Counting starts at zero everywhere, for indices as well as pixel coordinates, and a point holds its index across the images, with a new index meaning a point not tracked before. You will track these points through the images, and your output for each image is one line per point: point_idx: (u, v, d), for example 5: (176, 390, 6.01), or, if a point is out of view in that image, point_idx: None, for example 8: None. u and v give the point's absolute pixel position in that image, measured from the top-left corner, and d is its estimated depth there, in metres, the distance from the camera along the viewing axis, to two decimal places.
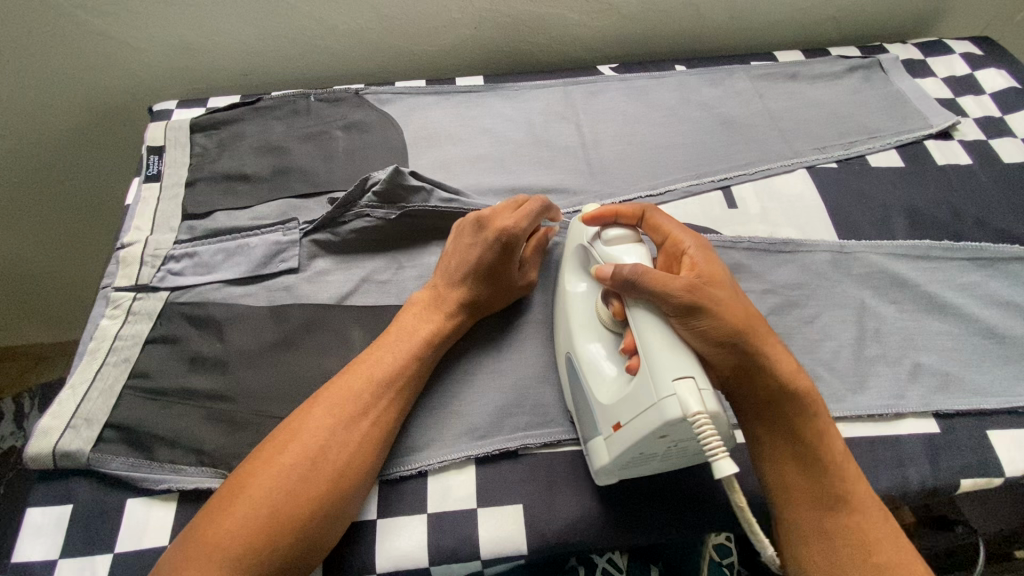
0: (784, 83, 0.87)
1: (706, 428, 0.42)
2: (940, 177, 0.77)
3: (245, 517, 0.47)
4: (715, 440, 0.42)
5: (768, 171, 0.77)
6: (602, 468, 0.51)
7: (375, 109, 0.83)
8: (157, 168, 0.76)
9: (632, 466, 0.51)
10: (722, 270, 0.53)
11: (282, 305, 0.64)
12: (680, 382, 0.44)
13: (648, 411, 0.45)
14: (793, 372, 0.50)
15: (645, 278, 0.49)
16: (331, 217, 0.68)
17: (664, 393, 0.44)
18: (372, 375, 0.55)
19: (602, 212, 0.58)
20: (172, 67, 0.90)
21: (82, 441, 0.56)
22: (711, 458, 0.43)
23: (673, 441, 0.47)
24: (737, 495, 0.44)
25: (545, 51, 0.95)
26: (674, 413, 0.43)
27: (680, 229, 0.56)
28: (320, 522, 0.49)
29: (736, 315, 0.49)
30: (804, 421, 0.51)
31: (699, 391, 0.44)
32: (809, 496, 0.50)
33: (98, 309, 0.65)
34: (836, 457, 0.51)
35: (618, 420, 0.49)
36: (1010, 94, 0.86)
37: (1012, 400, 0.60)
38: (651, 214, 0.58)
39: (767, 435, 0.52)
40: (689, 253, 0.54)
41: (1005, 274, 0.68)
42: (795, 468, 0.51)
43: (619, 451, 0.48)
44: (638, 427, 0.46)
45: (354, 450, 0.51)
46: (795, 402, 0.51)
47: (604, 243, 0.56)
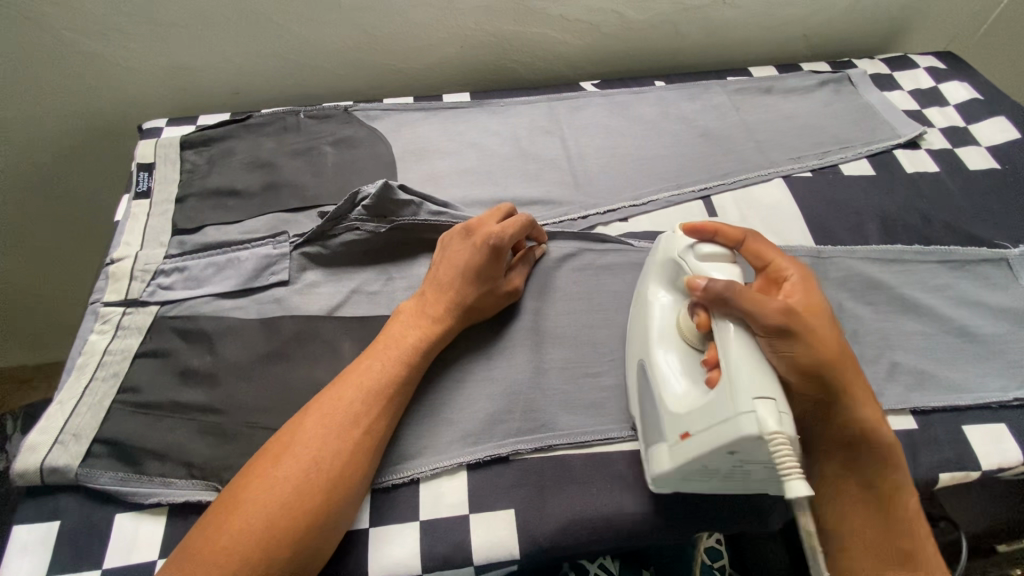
0: (759, 97, 0.91)
1: (783, 449, 0.42)
2: (909, 185, 0.81)
3: (239, 530, 0.47)
4: (789, 461, 0.42)
5: (745, 181, 0.80)
6: (662, 476, 0.51)
7: (364, 125, 0.85)
8: (146, 185, 0.77)
9: (690, 479, 0.50)
10: (820, 303, 0.53)
11: (273, 317, 0.65)
12: (761, 402, 0.44)
13: (722, 423, 0.45)
14: (876, 421, 0.53)
15: (737, 296, 0.49)
16: (321, 230, 0.69)
17: (743, 408, 0.44)
18: (361, 386, 0.55)
19: (697, 227, 0.57)
20: (162, 86, 0.91)
21: (71, 455, 0.55)
22: (785, 478, 0.42)
23: (739, 462, 0.46)
24: None
25: (529, 69, 0.98)
26: (750, 431, 0.43)
27: (781, 259, 0.56)
28: (315, 534, 0.49)
29: (830, 353, 0.51)
30: (880, 465, 0.53)
31: (780, 414, 0.44)
32: (873, 546, 0.52)
33: (87, 323, 0.65)
34: (910, 514, 0.53)
35: (687, 429, 0.48)
36: (973, 105, 0.90)
37: (985, 396, 0.62)
38: (753, 239, 0.57)
39: (846, 479, 0.54)
40: (789, 283, 0.54)
41: (974, 276, 0.71)
42: (864, 512, 0.53)
43: (682, 462, 0.48)
44: (707, 439, 0.46)
45: (346, 458, 0.52)
46: (873, 449, 0.53)
47: (698, 257, 0.55)
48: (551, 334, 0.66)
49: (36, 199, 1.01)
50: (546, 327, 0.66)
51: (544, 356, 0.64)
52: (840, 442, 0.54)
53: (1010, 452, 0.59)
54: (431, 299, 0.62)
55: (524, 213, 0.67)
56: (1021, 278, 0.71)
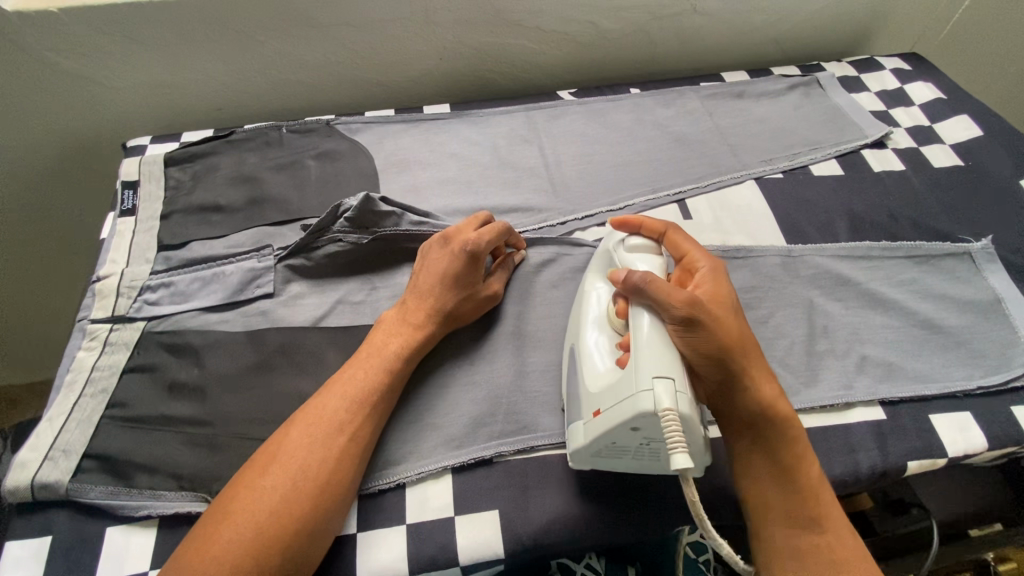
0: (731, 101, 0.94)
1: (672, 426, 0.45)
2: (876, 183, 0.83)
3: (228, 540, 0.48)
4: (678, 438, 0.45)
5: (719, 183, 0.82)
6: (576, 451, 0.54)
7: (346, 138, 0.86)
8: (131, 203, 0.78)
9: (603, 457, 0.53)
10: (728, 292, 0.56)
11: (259, 330, 0.66)
12: (660, 380, 0.47)
13: (626, 400, 0.48)
14: (773, 398, 0.53)
15: (650, 286, 0.52)
16: (304, 242, 0.70)
17: (643, 385, 0.47)
18: (345, 394, 0.57)
19: (623, 221, 0.62)
20: (146, 105, 0.92)
21: (61, 471, 0.56)
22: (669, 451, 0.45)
23: (645, 438, 0.49)
24: (691, 490, 0.48)
25: (508, 79, 1.00)
26: (646, 407, 0.46)
27: (697, 252, 0.60)
28: (303, 541, 0.50)
29: (728, 335, 0.52)
30: (784, 441, 0.53)
31: (676, 393, 0.46)
32: (785, 514, 0.52)
33: (74, 341, 0.66)
34: (814, 480, 0.53)
35: (599, 406, 0.51)
36: (936, 105, 0.93)
37: (951, 385, 0.64)
38: (673, 232, 0.61)
39: (750, 454, 0.54)
40: (700, 273, 0.57)
41: (939, 269, 0.74)
42: (773, 484, 0.53)
43: (593, 436, 0.51)
44: (615, 415, 0.49)
45: (332, 465, 0.53)
46: (775, 425, 0.53)
47: (627, 248, 0.60)
48: (531, 338, 0.67)
49: (22, 217, 1.01)
50: (527, 331, 0.68)
51: (525, 360, 0.66)
52: (741, 418, 0.53)
53: (975, 439, 0.61)
54: (407, 306, 0.64)
55: (499, 220, 0.69)
56: (983, 271, 0.73)
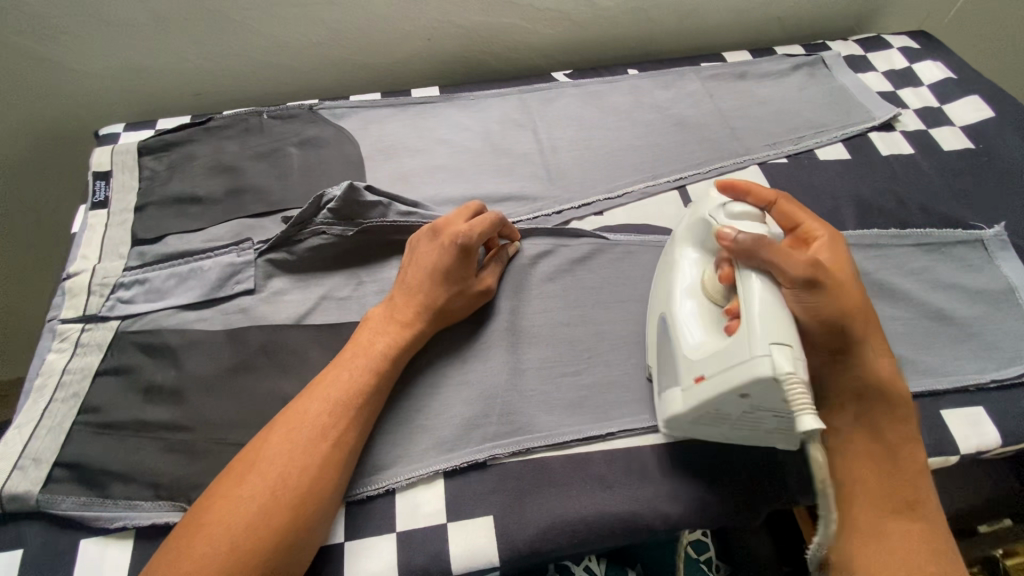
0: (734, 82, 0.90)
1: (797, 389, 0.44)
2: (884, 168, 0.80)
3: (203, 555, 0.45)
4: (802, 398, 0.45)
5: (721, 169, 0.79)
6: (673, 417, 0.53)
7: (330, 124, 0.82)
8: (104, 195, 0.74)
9: (701, 422, 0.52)
10: (846, 263, 0.56)
11: (239, 328, 0.63)
12: (777, 346, 0.45)
13: (736, 365, 0.46)
14: (890, 374, 0.54)
15: (766, 248, 0.51)
16: (286, 235, 0.67)
17: (759, 351, 0.45)
18: (328, 397, 0.54)
19: (731, 185, 0.60)
20: (119, 90, 0.87)
21: (30, 482, 0.53)
22: (797, 412, 0.45)
23: (751, 405, 0.48)
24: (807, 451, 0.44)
25: (501, 60, 0.95)
26: (766, 372, 0.44)
27: (811, 223, 0.59)
28: (282, 554, 0.47)
29: (849, 302, 0.53)
30: (891, 415, 0.54)
31: (795, 358, 0.45)
32: (881, 495, 0.52)
33: (44, 342, 0.62)
34: (914, 459, 0.53)
35: (702, 372, 0.49)
36: (946, 84, 0.90)
37: (962, 379, 0.62)
38: (783, 202, 0.59)
39: (855, 431, 0.55)
40: (818, 243, 0.57)
41: (949, 258, 0.71)
42: (877, 464, 0.53)
43: (697, 402, 0.50)
44: (724, 380, 0.47)
45: (315, 473, 0.50)
46: (887, 400, 0.54)
47: (729, 214, 0.56)
48: (527, 334, 0.64)
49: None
50: (522, 327, 0.65)
51: (520, 357, 0.63)
52: (851, 392, 0.54)
53: (988, 435, 0.59)
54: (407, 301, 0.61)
55: (492, 209, 0.66)
56: (996, 258, 0.70)
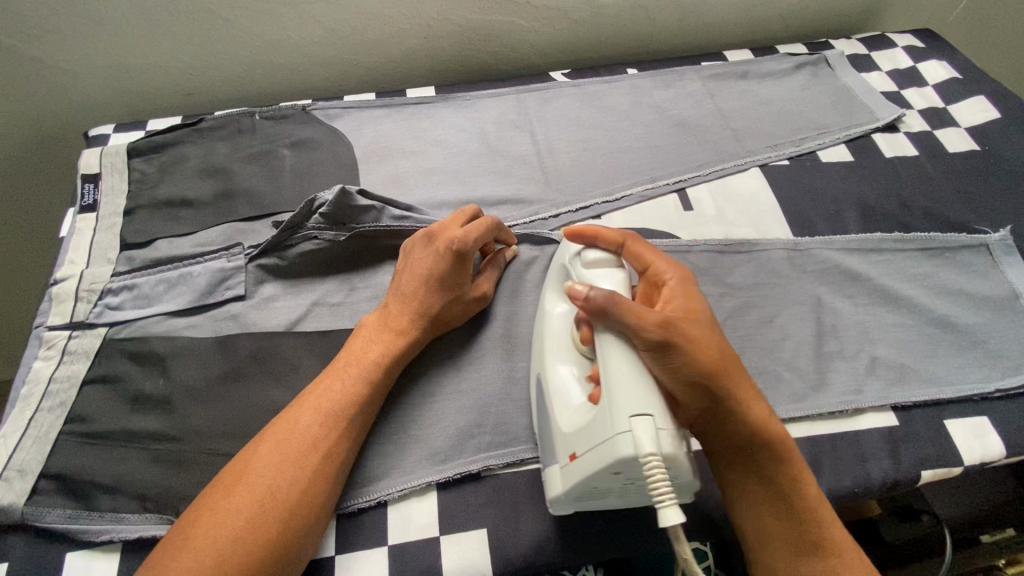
0: (734, 82, 0.88)
1: (658, 472, 0.40)
2: (888, 170, 0.79)
3: (189, 571, 0.44)
4: (664, 486, 0.40)
5: (722, 171, 0.77)
6: (555, 498, 0.49)
7: (323, 125, 0.81)
8: (93, 198, 0.72)
9: (586, 498, 0.49)
10: (700, 306, 0.51)
11: (229, 335, 0.62)
12: (639, 420, 0.42)
13: (603, 444, 0.43)
14: (766, 419, 0.49)
15: (617, 307, 0.46)
16: (277, 240, 0.66)
17: (620, 427, 0.42)
18: (320, 407, 0.53)
19: (579, 232, 0.55)
20: (109, 90, 0.86)
21: (15, 494, 0.52)
22: (659, 503, 0.40)
23: (625, 480, 0.45)
24: (682, 543, 0.42)
25: (498, 59, 0.94)
26: (626, 453, 0.41)
27: (661, 262, 0.54)
28: (270, 570, 0.46)
29: (709, 356, 0.47)
30: (777, 464, 0.49)
31: (657, 432, 0.42)
32: (788, 541, 0.49)
33: (31, 350, 0.61)
34: (811, 501, 0.49)
35: (574, 449, 0.46)
36: (952, 84, 0.88)
37: (967, 388, 0.61)
38: (632, 242, 0.54)
39: (744, 482, 0.50)
40: (668, 287, 0.51)
41: (954, 263, 0.70)
42: (771, 515, 0.49)
43: (572, 483, 0.46)
44: (592, 460, 0.44)
45: (304, 486, 0.49)
46: (768, 450, 0.49)
47: (583, 263, 0.53)
48: (521, 341, 0.63)
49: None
50: (516, 334, 0.64)
51: (515, 365, 0.62)
52: (733, 445, 0.50)
53: (992, 446, 0.58)
54: (383, 320, 0.59)
55: (488, 213, 0.64)
56: (1002, 264, 0.69)
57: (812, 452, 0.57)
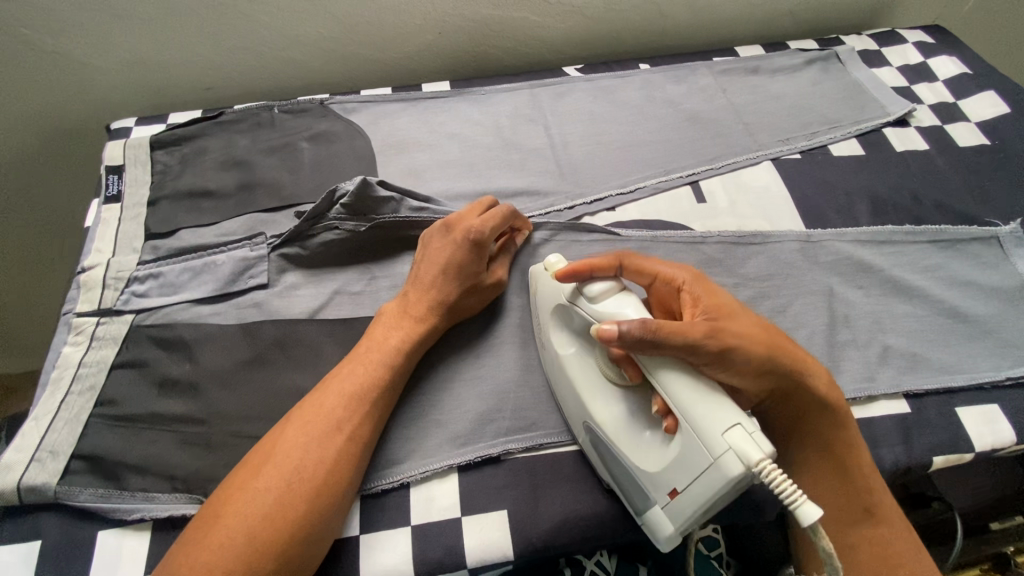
0: (746, 77, 0.89)
1: (778, 476, 0.40)
2: (899, 164, 0.80)
3: (220, 546, 0.46)
4: (793, 487, 0.39)
5: (734, 165, 0.78)
6: (669, 538, 0.48)
7: (342, 118, 0.82)
8: (117, 189, 0.74)
9: (698, 523, 0.49)
10: (724, 296, 0.51)
11: (253, 322, 0.63)
12: (731, 433, 0.42)
13: (709, 472, 0.43)
14: (826, 388, 0.49)
15: (662, 338, 0.44)
16: (299, 230, 0.67)
17: (720, 450, 0.42)
18: (343, 391, 0.54)
19: (574, 271, 0.53)
20: (130, 84, 0.87)
21: (49, 474, 0.54)
22: (792, 507, 0.39)
23: (733, 496, 0.45)
24: (824, 540, 0.40)
25: (511, 54, 0.95)
26: (739, 470, 0.41)
27: (664, 267, 0.54)
28: (298, 546, 0.47)
29: (759, 342, 0.48)
30: (832, 432, 0.51)
31: (753, 435, 0.42)
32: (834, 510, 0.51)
33: (60, 336, 0.63)
34: (864, 465, 0.51)
35: (675, 486, 0.46)
36: (962, 80, 0.89)
37: (978, 376, 0.62)
38: (628, 259, 0.54)
39: (805, 452, 0.52)
40: (685, 289, 0.52)
41: (964, 255, 0.70)
42: (828, 482, 0.51)
43: (688, 519, 0.46)
44: (702, 490, 0.44)
45: (329, 467, 0.50)
46: (827, 419, 0.50)
47: (590, 301, 0.51)
48: None
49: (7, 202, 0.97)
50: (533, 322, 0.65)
51: (532, 352, 0.63)
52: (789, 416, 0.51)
53: (1003, 433, 0.59)
54: (400, 316, 0.60)
55: (501, 202, 0.66)
56: (1011, 255, 0.70)
57: None
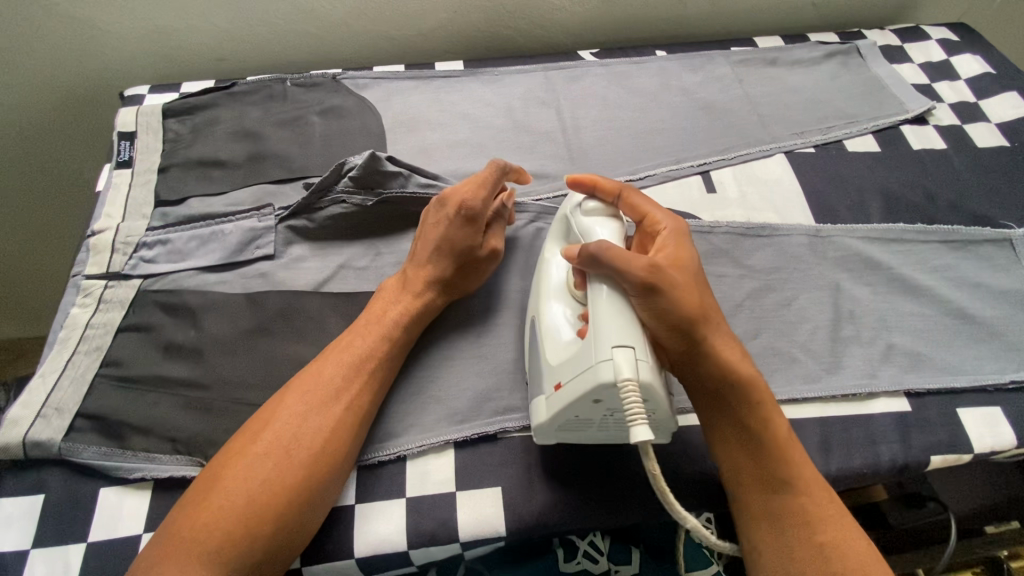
0: (763, 69, 0.88)
1: (633, 395, 0.43)
2: (915, 161, 0.78)
3: (220, 508, 0.46)
4: (637, 407, 0.43)
5: (746, 156, 0.77)
6: (539, 427, 0.51)
7: (353, 94, 0.82)
8: (128, 154, 0.74)
9: (567, 429, 0.51)
10: (689, 257, 0.52)
11: (258, 292, 0.64)
12: (618, 350, 0.44)
13: (586, 371, 0.45)
14: (737, 360, 0.50)
15: (606, 252, 0.48)
16: (307, 202, 0.67)
17: (603, 355, 0.44)
18: (343, 361, 0.54)
19: (577, 180, 0.56)
20: (145, 51, 0.87)
21: (53, 430, 0.55)
22: (630, 423, 0.43)
23: (607, 409, 0.47)
24: (651, 462, 0.46)
25: (526, 36, 0.94)
26: (606, 377, 0.44)
27: (657, 211, 0.55)
28: (297, 509, 0.48)
29: (692, 302, 0.49)
30: (749, 407, 0.51)
31: (636, 361, 0.44)
32: (752, 476, 0.50)
33: (68, 296, 0.63)
34: (780, 440, 0.50)
35: (560, 379, 0.48)
36: (985, 79, 0.87)
37: (981, 378, 0.61)
38: (629, 194, 0.56)
39: (719, 423, 0.52)
40: (662, 235, 0.53)
41: (976, 256, 0.70)
42: (742, 451, 0.51)
43: (554, 411, 0.48)
44: (575, 388, 0.46)
45: (326, 434, 0.51)
46: (738, 391, 0.50)
47: (582, 211, 0.56)
48: None
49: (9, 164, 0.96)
50: None
51: None
52: (707, 389, 0.51)
53: (1004, 436, 0.59)
54: (394, 286, 0.61)
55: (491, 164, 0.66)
56: None
57: (822, 432, 0.58)
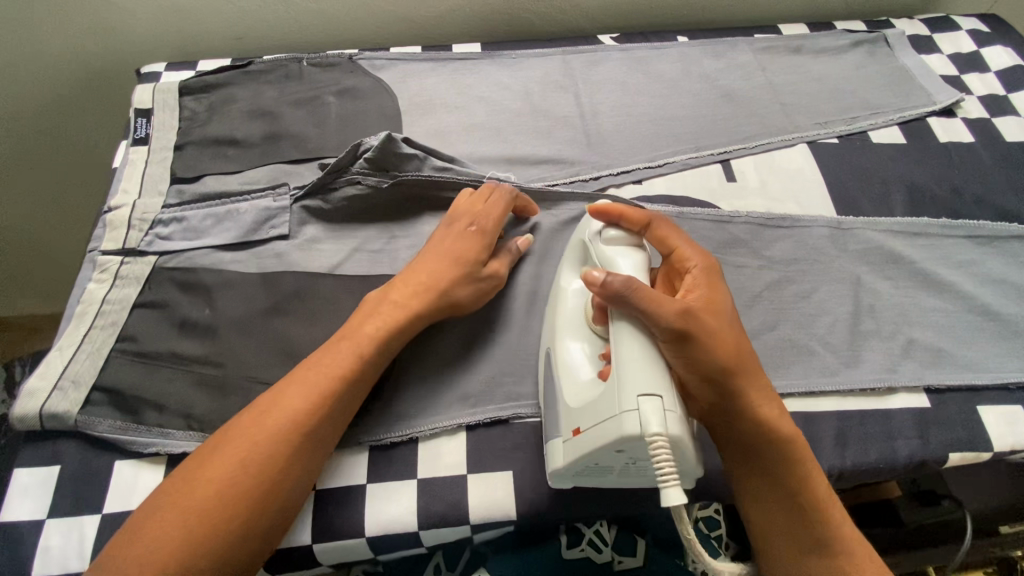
0: (787, 56, 0.86)
1: (664, 455, 0.41)
2: (941, 154, 0.77)
3: (155, 534, 0.44)
4: (670, 467, 0.41)
5: (768, 146, 0.76)
6: (555, 472, 0.49)
7: (369, 75, 0.81)
8: (145, 131, 0.74)
9: (584, 473, 0.50)
10: (722, 298, 0.52)
11: (272, 272, 0.63)
12: (645, 400, 0.43)
13: (608, 421, 0.44)
14: (772, 416, 0.49)
15: (634, 292, 0.46)
16: (322, 183, 0.67)
17: (626, 406, 0.43)
18: (308, 382, 0.51)
19: (604, 208, 0.55)
20: (162, 28, 0.87)
21: (69, 403, 0.55)
22: (662, 484, 0.41)
23: (630, 458, 0.45)
24: (684, 527, 0.47)
25: (544, 20, 0.93)
26: (632, 430, 0.42)
27: (687, 247, 0.55)
28: (234, 541, 0.45)
29: (728, 351, 0.48)
30: (786, 462, 0.49)
31: (665, 413, 0.43)
32: (796, 535, 0.49)
33: (85, 272, 0.64)
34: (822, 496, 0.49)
35: (578, 425, 0.47)
36: (1016, 72, 0.85)
37: (1003, 376, 0.60)
38: (657, 224, 0.55)
39: (751, 480, 0.50)
40: (692, 273, 0.53)
41: (1002, 252, 0.68)
42: (786, 510, 0.49)
43: (572, 456, 0.47)
44: (597, 436, 0.44)
45: (277, 462, 0.48)
46: (775, 445, 0.49)
47: (604, 240, 0.54)
48: None
49: (19, 137, 0.96)
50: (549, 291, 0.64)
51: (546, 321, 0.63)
52: (740, 445, 0.50)
53: None
54: (409, 282, 0.58)
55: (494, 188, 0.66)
56: None
57: (839, 426, 0.57)
